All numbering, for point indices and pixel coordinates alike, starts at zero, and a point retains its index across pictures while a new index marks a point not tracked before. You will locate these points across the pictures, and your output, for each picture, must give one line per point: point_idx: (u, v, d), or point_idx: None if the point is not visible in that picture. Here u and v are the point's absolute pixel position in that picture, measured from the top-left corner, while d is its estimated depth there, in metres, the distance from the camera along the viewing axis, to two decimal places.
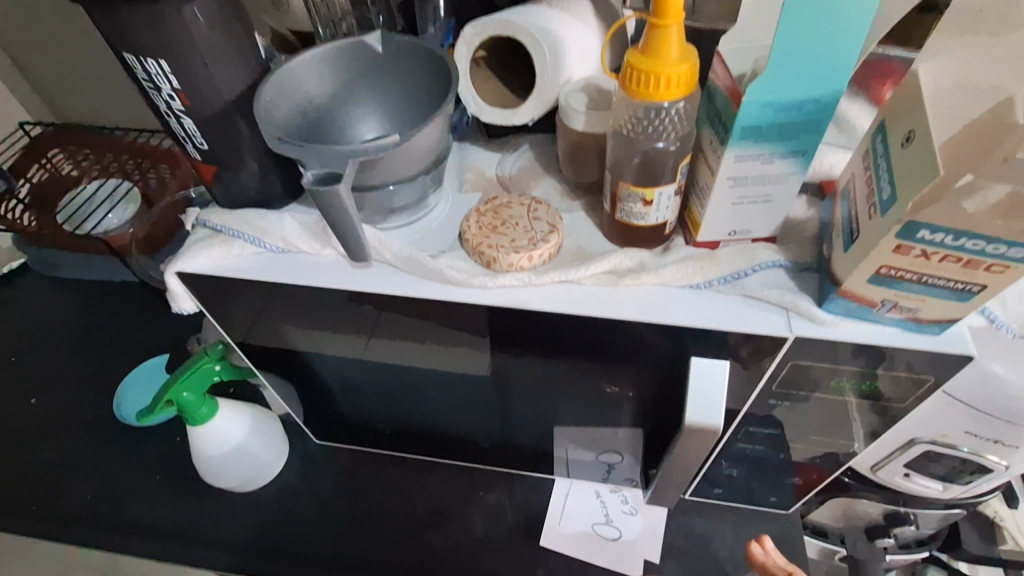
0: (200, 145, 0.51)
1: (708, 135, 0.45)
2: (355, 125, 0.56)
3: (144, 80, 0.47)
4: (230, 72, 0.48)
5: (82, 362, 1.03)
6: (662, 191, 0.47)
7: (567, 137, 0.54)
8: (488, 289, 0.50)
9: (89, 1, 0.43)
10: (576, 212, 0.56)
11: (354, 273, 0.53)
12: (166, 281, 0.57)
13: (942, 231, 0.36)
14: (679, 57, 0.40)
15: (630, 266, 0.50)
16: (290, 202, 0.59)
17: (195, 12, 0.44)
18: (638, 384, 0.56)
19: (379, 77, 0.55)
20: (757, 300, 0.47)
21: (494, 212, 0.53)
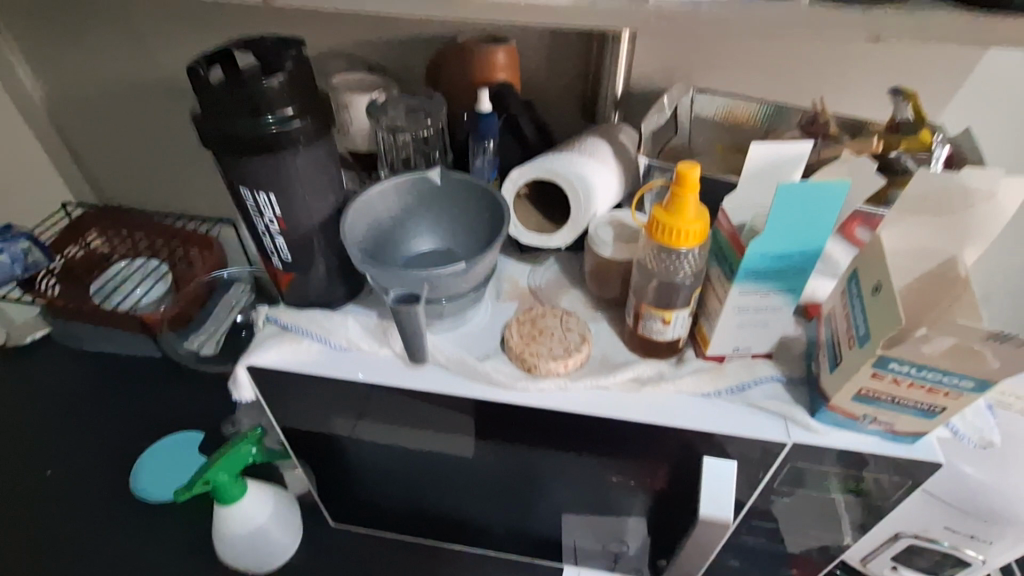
0: (286, 258, 0.61)
1: (716, 271, 0.55)
2: (415, 240, 0.66)
3: (250, 208, 0.56)
4: (321, 201, 0.58)
5: (96, 436, 1.04)
6: (679, 313, 0.56)
7: (594, 260, 0.64)
8: (529, 391, 0.58)
9: (220, 148, 0.53)
10: (601, 323, 0.65)
11: (407, 371, 0.60)
12: (235, 373, 0.63)
13: (908, 365, 0.45)
14: (695, 216, 0.51)
15: (650, 374, 0.58)
16: (347, 303, 0.67)
17: (303, 158, 0.54)
18: (654, 478, 0.62)
19: (437, 202, 0.66)
20: (759, 408, 0.56)
21: (531, 322, 0.62)
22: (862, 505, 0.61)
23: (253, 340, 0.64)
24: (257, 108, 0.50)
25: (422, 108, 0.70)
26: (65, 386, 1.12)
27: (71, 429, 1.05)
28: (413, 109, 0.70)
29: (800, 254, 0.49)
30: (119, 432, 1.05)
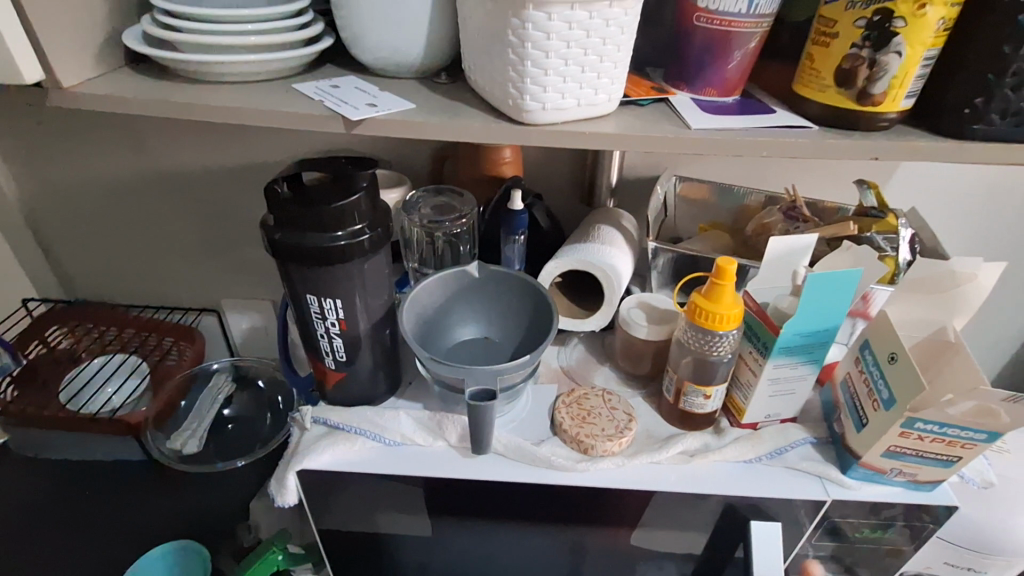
0: (340, 358, 0.62)
1: (747, 348, 0.61)
2: (458, 328, 0.69)
3: (313, 312, 0.58)
4: (378, 303, 0.61)
5: (74, 558, 0.94)
6: (718, 388, 0.62)
7: (626, 340, 0.69)
8: (589, 472, 0.60)
9: (289, 259, 0.55)
10: (637, 399, 0.69)
11: (465, 462, 0.61)
12: (283, 479, 0.62)
13: (932, 423, 0.52)
14: (732, 302, 0.57)
15: (696, 446, 0.63)
16: (389, 396, 0.68)
17: (369, 264, 0.57)
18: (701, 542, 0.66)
19: (478, 292, 0.70)
20: (797, 470, 0.61)
21: (577, 403, 0.65)
22: (883, 549, 0.67)
23: (301, 444, 0.63)
24: (334, 223, 0.53)
25: (453, 206, 0.74)
26: (29, 504, 1.01)
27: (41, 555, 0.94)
28: (444, 207, 0.74)
29: (824, 331, 0.57)
30: (100, 552, 0.95)
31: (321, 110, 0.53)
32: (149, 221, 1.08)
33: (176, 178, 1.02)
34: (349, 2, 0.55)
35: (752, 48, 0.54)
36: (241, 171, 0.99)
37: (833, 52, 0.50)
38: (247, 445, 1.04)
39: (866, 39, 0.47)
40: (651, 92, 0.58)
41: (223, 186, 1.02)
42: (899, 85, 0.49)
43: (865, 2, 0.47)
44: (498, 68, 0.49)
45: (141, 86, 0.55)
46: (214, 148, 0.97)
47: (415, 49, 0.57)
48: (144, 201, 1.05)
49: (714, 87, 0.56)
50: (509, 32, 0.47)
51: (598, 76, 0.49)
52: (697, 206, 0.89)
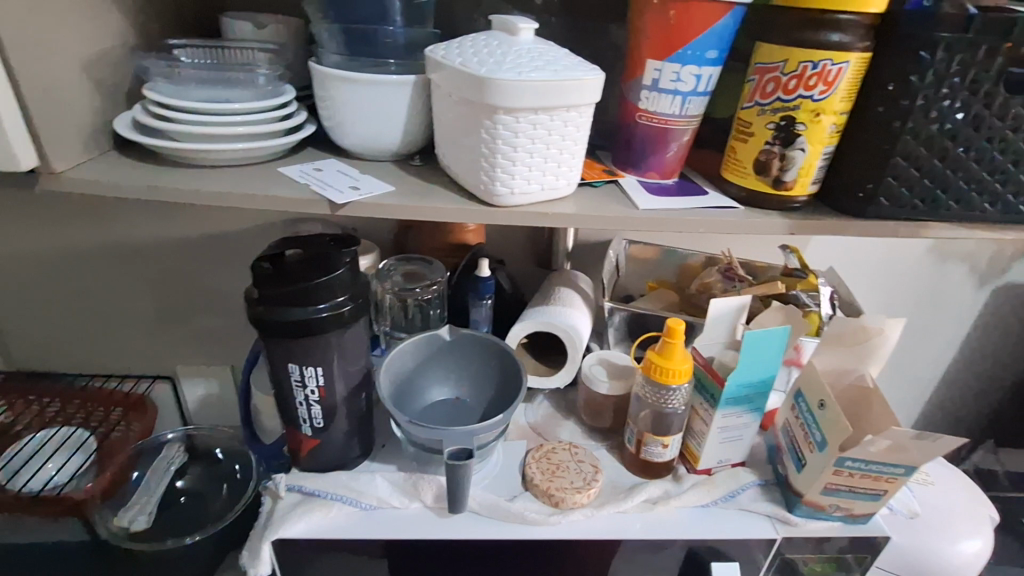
0: (317, 424, 0.64)
1: (699, 399, 0.67)
2: (431, 389, 0.73)
3: (294, 380, 0.60)
4: (356, 369, 0.63)
5: None
6: (675, 437, 0.67)
7: (589, 395, 0.74)
8: (561, 524, 0.64)
9: (273, 331, 0.57)
10: (602, 451, 0.73)
11: (441, 522, 0.63)
12: (257, 549, 0.62)
13: (859, 460, 0.60)
14: (683, 357, 0.64)
15: (658, 494, 0.67)
16: (363, 460, 0.69)
17: (351, 333, 0.61)
18: None
19: (450, 354, 0.73)
20: (749, 511, 0.67)
21: (546, 458, 0.69)
22: None
23: (274, 513, 0.63)
24: (317, 296, 0.56)
25: (422, 273, 0.79)
26: None
27: None
28: (414, 275, 0.79)
29: (763, 381, 0.64)
30: None
31: (308, 193, 0.57)
32: (104, 291, 1.06)
33: (138, 248, 1.01)
34: (332, 98, 0.61)
35: (685, 141, 0.63)
36: (207, 240, 1.01)
37: (750, 147, 0.60)
38: (196, 521, 0.98)
39: (776, 138, 0.58)
40: (602, 175, 0.66)
41: (187, 255, 1.02)
42: (806, 174, 0.59)
43: (772, 110, 0.57)
44: (473, 158, 0.56)
45: (130, 171, 0.58)
46: (180, 219, 0.99)
47: (393, 137, 0.63)
48: (101, 269, 1.04)
49: (655, 169, 0.65)
50: (482, 130, 0.54)
51: (558, 165, 0.57)
52: (645, 265, 0.98)
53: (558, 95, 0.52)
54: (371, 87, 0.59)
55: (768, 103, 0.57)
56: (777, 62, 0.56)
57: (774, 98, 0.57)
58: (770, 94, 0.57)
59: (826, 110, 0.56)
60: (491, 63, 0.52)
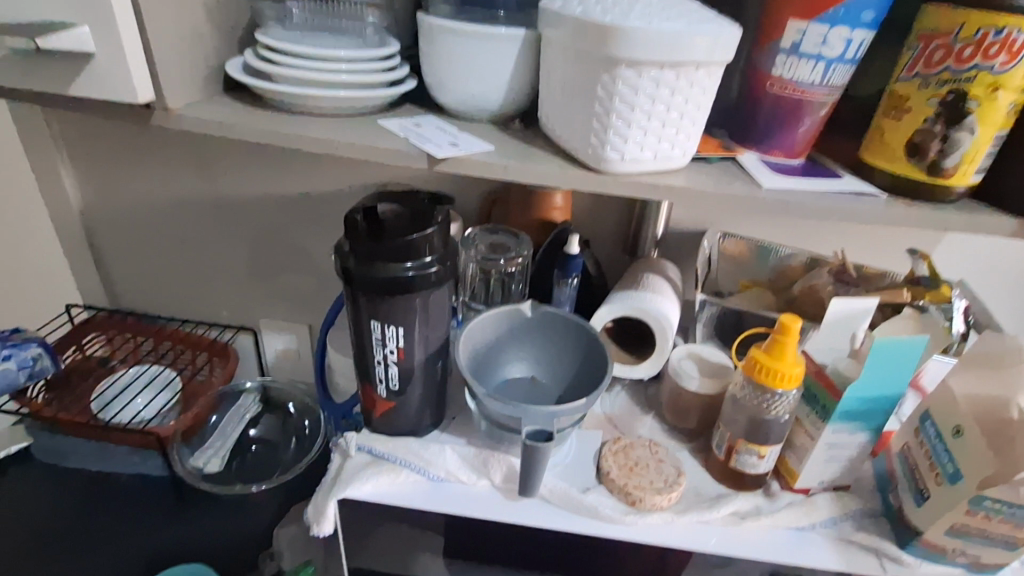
0: (392, 387, 0.62)
1: (806, 410, 0.60)
2: (506, 367, 0.70)
3: (375, 339, 0.59)
4: (436, 335, 0.61)
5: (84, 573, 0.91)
6: (773, 448, 0.60)
7: (675, 391, 0.69)
8: (637, 525, 0.59)
9: (358, 287, 0.56)
10: (684, 453, 0.68)
11: (509, 504, 0.60)
12: (322, 506, 0.61)
13: (1001, 503, 0.51)
14: (793, 360, 0.57)
15: (748, 508, 0.61)
16: (433, 430, 0.66)
17: (436, 296, 0.58)
18: None
19: (527, 332, 0.70)
20: (852, 543, 0.60)
21: (624, 452, 0.64)
22: None
23: (342, 472, 0.62)
24: (407, 253, 0.54)
25: (507, 245, 0.77)
26: (43, 515, 0.98)
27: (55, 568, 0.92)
28: (498, 247, 0.76)
29: (884, 397, 0.57)
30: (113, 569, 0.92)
31: (407, 146, 0.55)
32: (200, 240, 1.10)
33: (234, 201, 1.05)
34: (438, 51, 0.58)
35: (821, 116, 0.56)
36: (297, 199, 1.02)
37: (903, 126, 0.52)
38: (266, 469, 1.06)
39: (938, 115, 0.50)
40: (718, 150, 0.60)
41: (278, 212, 1.05)
42: (970, 161, 0.50)
43: (938, 82, 0.49)
44: (583, 119, 0.52)
45: (237, 113, 0.58)
46: (275, 176, 1.01)
47: (494, 96, 0.60)
48: (200, 222, 1.08)
49: (781, 149, 0.58)
50: (598, 87, 0.50)
51: (676, 131, 0.52)
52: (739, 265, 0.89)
53: (686, 52, 0.47)
54: (478, 40, 0.56)
55: (933, 74, 0.49)
56: (951, 26, 0.48)
57: (941, 68, 0.49)
58: (937, 64, 0.49)
59: (1006, 85, 0.47)
60: (616, 14, 0.47)
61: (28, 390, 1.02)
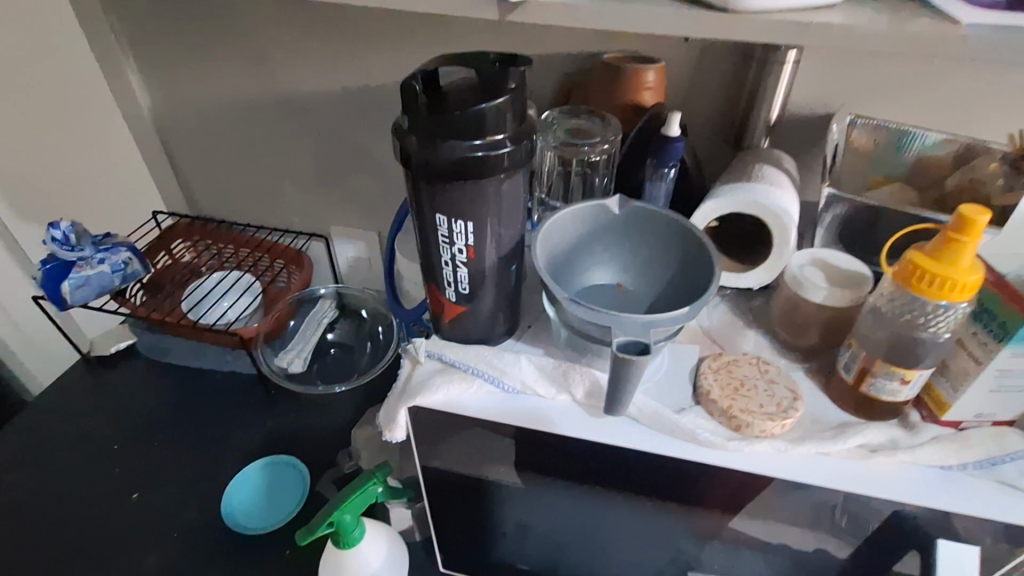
0: (462, 290, 0.55)
1: (974, 329, 0.48)
2: (587, 272, 0.60)
3: (441, 237, 0.52)
4: (510, 232, 0.53)
5: (187, 458, 0.98)
6: (922, 372, 0.50)
7: (792, 301, 0.58)
8: (742, 453, 0.51)
9: (420, 175, 0.48)
10: (800, 374, 0.58)
11: (593, 422, 0.54)
12: (394, 413, 0.58)
13: None
14: (969, 267, 0.45)
15: (880, 441, 0.52)
16: (506, 338, 0.61)
17: (509, 185, 0.49)
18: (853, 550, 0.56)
19: (612, 232, 0.60)
20: (1016, 489, 0.49)
21: (727, 370, 0.55)
22: None
23: (413, 379, 0.58)
24: (474, 129, 0.45)
25: (592, 130, 0.65)
26: (148, 405, 1.06)
27: (160, 452, 0.99)
28: (580, 132, 0.65)
29: None
30: (210, 456, 0.98)
31: None
32: (265, 141, 1.06)
33: (295, 97, 0.98)
34: None
35: None
36: (360, 92, 0.94)
37: None
38: (345, 371, 1.08)
39: None
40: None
41: (341, 108, 0.97)
42: None
43: None
44: None
45: None
46: (335, 66, 0.93)
47: None
48: (263, 122, 1.03)
49: None
50: None
51: None
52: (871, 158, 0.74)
53: None
54: None
55: None
56: None
57: None
58: None
59: None
60: None
61: (126, 292, 1.06)
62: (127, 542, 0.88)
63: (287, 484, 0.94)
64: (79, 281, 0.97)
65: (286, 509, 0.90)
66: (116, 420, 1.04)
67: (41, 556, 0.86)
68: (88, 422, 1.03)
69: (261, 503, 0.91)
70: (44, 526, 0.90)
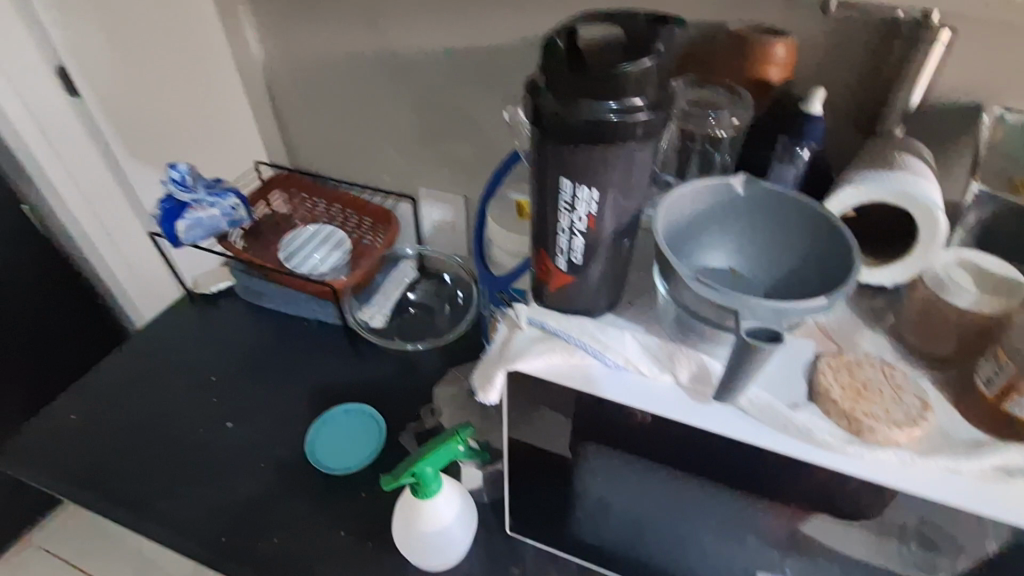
0: (574, 260, 0.55)
1: None
2: (702, 254, 0.58)
3: (562, 202, 0.51)
4: (632, 205, 0.51)
5: (275, 396, 1.05)
6: None
7: (930, 305, 0.53)
8: (860, 458, 0.48)
9: (551, 136, 0.47)
10: (927, 384, 0.53)
11: (696, 407, 0.53)
12: (491, 375, 0.58)
13: None
14: None
15: (1019, 466, 0.47)
16: (608, 312, 0.59)
17: (641, 154, 0.48)
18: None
19: (733, 213, 0.57)
20: None
21: (849, 370, 0.52)
22: None
23: (512, 343, 0.58)
24: (615, 90, 0.44)
25: (718, 102, 0.63)
26: (243, 343, 1.13)
27: (253, 388, 1.06)
28: (706, 104, 0.63)
29: None
30: (296, 397, 1.04)
31: None
32: (367, 100, 1.08)
33: (402, 56, 0.99)
34: None
35: None
36: (468, 55, 0.94)
37: None
38: (423, 330, 1.13)
39: None
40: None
41: (446, 70, 0.97)
42: None
43: None
44: None
45: None
46: (446, 27, 0.92)
47: None
48: (369, 79, 1.05)
49: None
50: None
51: None
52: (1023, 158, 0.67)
53: None
54: None
55: None
56: None
57: None
58: None
59: None
60: None
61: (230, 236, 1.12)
62: (222, 466, 0.95)
63: (366, 431, 0.98)
64: (192, 221, 1.04)
65: (364, 454, 0.94)
66: (215, 354, 1.12)
67: (149, 468, 0.95)
68: (190, 353, 1.12)
69: (342, 446, 0.96)
70: (151, 441, 0.98)
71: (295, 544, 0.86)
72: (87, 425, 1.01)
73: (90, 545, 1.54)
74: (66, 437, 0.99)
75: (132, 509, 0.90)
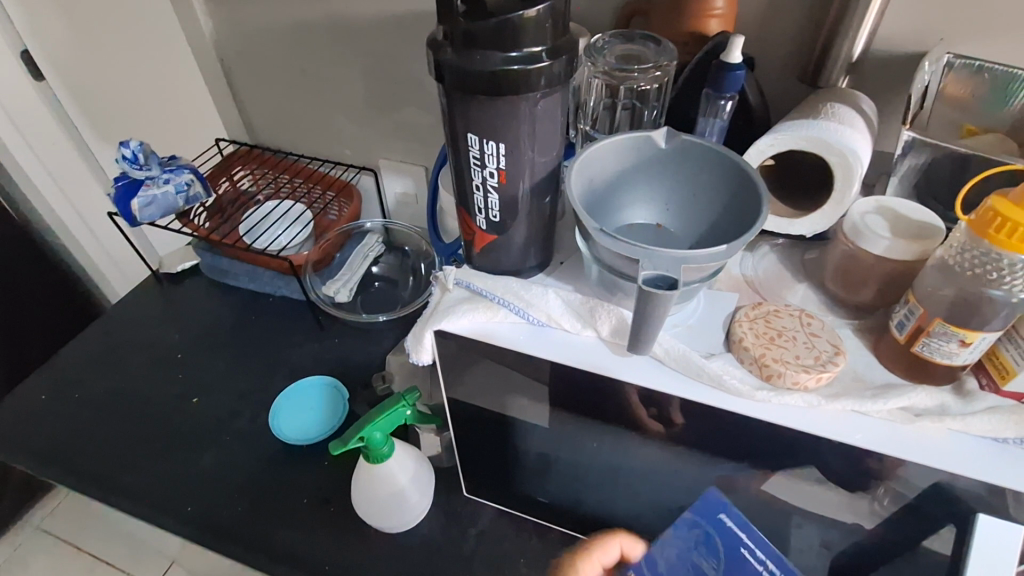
0: (493, 218, 0.54)
1: None
2: (627, 210, 0.58)
3: (473, 158, 0.51)
4: (545, 160, 0.51)
5: (240, 371, 1.05)
6: (985, 336, 0.45)
7: (848, 252, 0.53)
8: (769, 404, 0.49)
9: (453, 89, 0.47)
10: (845, 331, 0.54)
11: (616, 358, 0.54)
12: (420, 336, 0.59)
13: None
14: None
15: (928, 406, 0.49)
16: (538, 272, 0.60)
17: (543, 105, 0.47)
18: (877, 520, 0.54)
19: (656, 168, 0.57)
20: None
21: (765, 319, 0.53)
22: None
23: (440, 304, 0.59)
24: (512, 39, 0.43)
25: (645, 56, 0.62)
26: (208, 321, 1.14)
27: (218, 364, 1.07)
28: (633, 57, 0.62)
29: None
30: (261, 372, 1.05)
31: None
32: (317, 70, 1.06)
33: (346, 22, 0.97)
34: None
35: None
36: (411, 18, 0.92)
37: None
38: (387, 303, 1.11)
39: None
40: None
41: (392, 35, 0.95)
42: None
43: None
44: None
45: None
46: None
47: None
48: (319, 47, 1.02)
49: None
50: None
51: None
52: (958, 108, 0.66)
53: None
54: None
55: None
56: None
57: None
58: None
59: None
60: None
61: (190, 214, 1.11)
62: (190, 439, 0.96)
63: (327, 403, 0.99)
64: (146, 199, 1.02)
65: (325, 424, 0.95)
66: (180, 331, 1.12)
67: (118, 443, 0.96)
68: (158, 331, 1.12)
69: (304, 418, 0.97)
70: (117, 418, 0.99)
71: (259, 511, 0.87)
72: (57, 402, 1.02)
73: (80, 526, 1.56)
74: (34, 417, 0.99)
75: (100, 482, 0.91)
